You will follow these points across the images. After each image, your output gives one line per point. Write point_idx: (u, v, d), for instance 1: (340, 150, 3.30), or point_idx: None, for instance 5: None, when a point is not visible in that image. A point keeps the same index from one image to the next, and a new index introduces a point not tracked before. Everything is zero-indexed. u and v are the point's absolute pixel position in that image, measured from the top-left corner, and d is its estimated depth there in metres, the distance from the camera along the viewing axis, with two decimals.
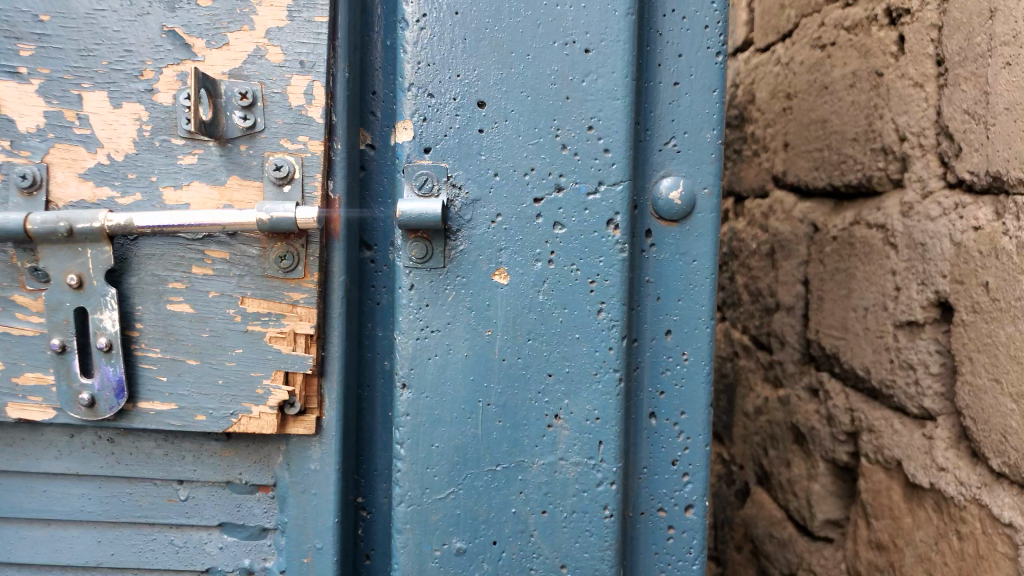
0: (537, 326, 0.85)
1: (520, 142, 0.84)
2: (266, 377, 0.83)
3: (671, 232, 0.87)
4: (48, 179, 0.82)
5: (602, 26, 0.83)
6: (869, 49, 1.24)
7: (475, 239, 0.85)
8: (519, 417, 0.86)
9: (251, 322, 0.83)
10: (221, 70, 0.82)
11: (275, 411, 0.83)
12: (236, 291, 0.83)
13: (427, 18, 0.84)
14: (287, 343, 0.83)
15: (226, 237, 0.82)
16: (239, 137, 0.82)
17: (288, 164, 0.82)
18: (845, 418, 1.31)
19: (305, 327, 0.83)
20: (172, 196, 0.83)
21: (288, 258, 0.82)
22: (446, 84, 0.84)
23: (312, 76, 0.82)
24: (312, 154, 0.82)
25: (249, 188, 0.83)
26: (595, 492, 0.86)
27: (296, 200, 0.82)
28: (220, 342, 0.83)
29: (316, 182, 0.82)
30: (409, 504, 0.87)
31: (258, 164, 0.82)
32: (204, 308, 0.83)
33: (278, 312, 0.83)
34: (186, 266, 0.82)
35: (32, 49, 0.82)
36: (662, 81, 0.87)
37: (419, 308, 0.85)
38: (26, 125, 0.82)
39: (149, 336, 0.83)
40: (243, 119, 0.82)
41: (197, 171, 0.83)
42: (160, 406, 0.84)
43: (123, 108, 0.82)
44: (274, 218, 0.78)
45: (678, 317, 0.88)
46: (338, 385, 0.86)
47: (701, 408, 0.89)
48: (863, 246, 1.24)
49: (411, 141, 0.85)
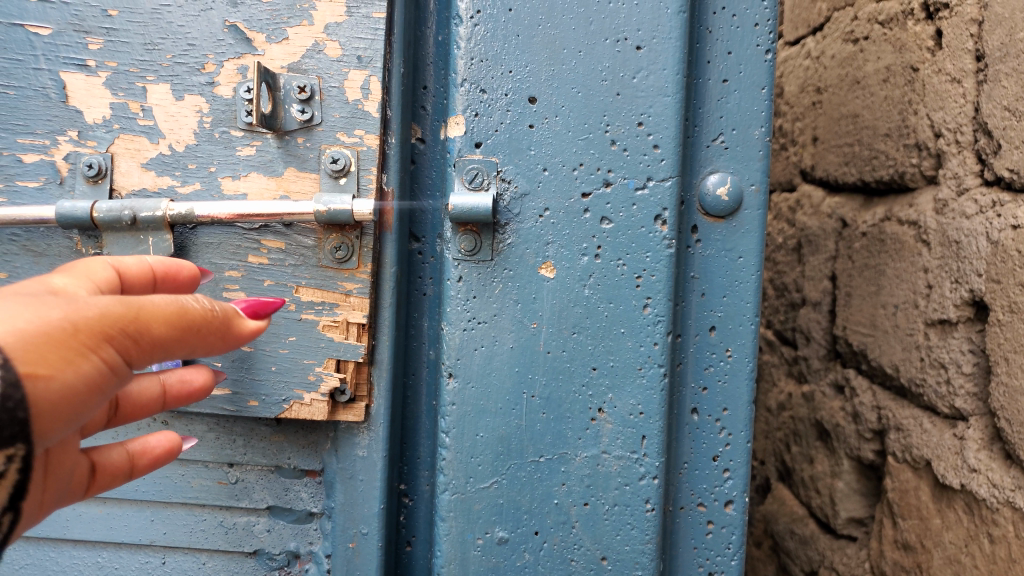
0: (583, 320, 0.86)
1: (569, 138, 0.85)
2: (319, 365, 0.85)
3: (717, 228, 0.88)
4: (113, 169, 0.84)
5: (655, 23, 0.84)
6: (905, 43, 1.23)
7: (523, 233, 0.86)
8: (563, 410, 0.87)
9: (305, 311, 0.85)
10: (281, 63, 0.83)
11: (326, 398, 0.85)
12: (291, 280, 0.84)
13: (480, 14, 0.85)
14: (340, 332, 0.85)
15: (283, 227, 0.84)
16: (297, 129, 0.84)
17: (344, 157, 0.83)
18: (872, 416, 1.30)
19: (357, 317, 0.84)
20: (230, 186, 0.84)
21: (344, 248, 0.84)
22: (499, 80, 0.85)
23: (369, 71, 0.83)
24: (368, 147, 0.84)
25: (306, 179, 0.84)
26: (637, 486, 0.87)
27: (352, 193, 0.83)
28: (274, 330, 0.85)
29: (371, 176, 0.84)
30: (453, 492, 0.88)
31: (315, 157, 0.84)
32: (260, 296, 0.84)
33: (332, 301, 0.85)
34: (242, 255, 0.84)
35: (100, 43, 0.84)
36: (711, 78, 0.87)
37: (467, 300, 0.87)
38: (93, 117, 0.84)
39: None
40: (301, 112, 0.83)
41: (255, 162, 0.84)
42: (215, 392, 0.86)
43: (185, 101, 0.84)
44: (332, 210, 0.79)
45: (723, 314, 0.88)
46: (388, 375, 0.87)
47: (743, 404, 0.89)
48: (894, 243, 1.23)
49: (463, 136, 0.86)
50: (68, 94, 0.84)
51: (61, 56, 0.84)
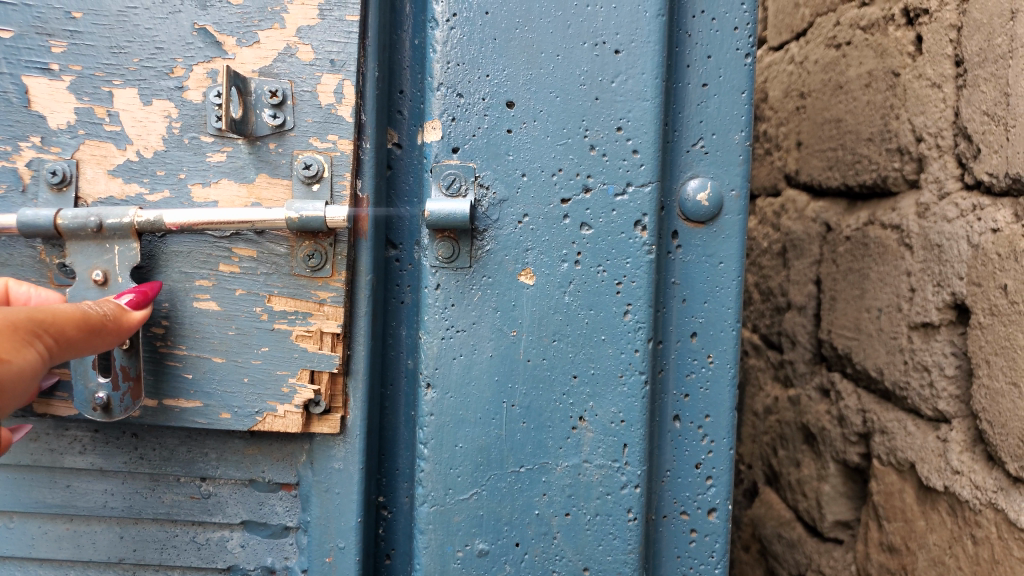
0: (563, 327, 0.85)
1: (548, 143, 0.84)
2: (292, 376, 0.83)
3: (698, 234, 0.87)
4: (78, 175, 0.82)
5: (633, 27, 0.83)
6: (885, 48, 1.23)
7: (502, 239, 0.84)
8: (543, 419, 0.86)
9: (278, 321, 0.83)
10: (252, 68, 0.82)
11: (301, 410, 0.84)
12: (264, 289, 0.83)
13: (456, 18, 0.84)
14: (313, 342, 0.83)
15: (254, 235, 0.82)
16: (269, 135, 0.82)
17: (316, 164, 0.82)
18: (857, 419, 1.30)
19: (331, 326, 0.83)
20: (201, 193, 0.82)
21: (317, 256, 0.82)
22: (476, 84, 0.84)
23: (343, 75, 0.82)
24: (341, 153, 0.82)
25: (278, 186, 0.82)
26: (619, 495, 0.86)
27: (325, 200, 0.82)
28: (246, 341, 0.83)
29: (345, 182, 0.82)
30: (432, 505, 0.87)
31: (287, 163, 0.82)
32: (231, 305, 0.83)
33: (306, 310, 0.83)
34: (213, 264, 0.82)
35: (64, 46, 0.82)
36: (691, 82, 0.86)
37: (446, 308, 0.85)
38: (57, 122, 0.82)
39: (175, 334, 0.83)
40: (273, 117, 0.81)
41: (225, 169, 0.82)
42: (186, 404, 0.84)
43: (153, 106, 0.82)
44: (303, 217, 0.78)
45: (705, 320, 0.87)
46: (364, 385, 0.86)
47: (726, 411, 0.88)
48: (877, 246, 1.23)
49: (440, 142, 0.85)
50: (30, 98, 0.82)
51: (24, 60, 0.82)
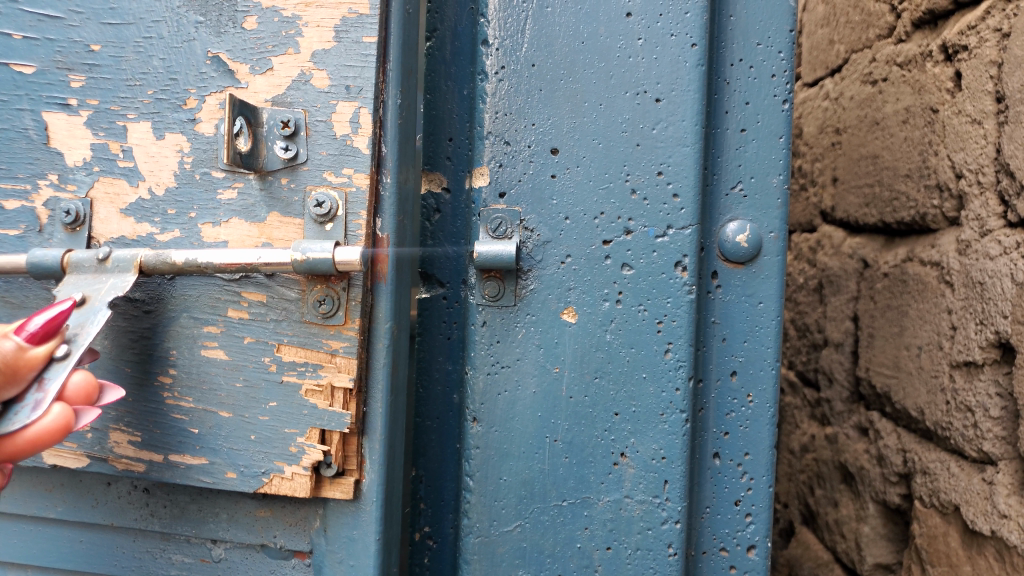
0: (605, 365, 0.87)
1: (591, 187, 0.87)
2: (301, 435, 0.84)
3: (737, 274, 0.89)
4: (92, 215, 0.87)
5: (674, 77, 0.86)
6: (923, 84, 1.25)
7: (545, 279, 0.88)
8: (585, 454, 0.88)
9: (286, 373, 0.84)
10: (265, 97, 0.84)
11: (308, 473, 0.83)
12: (273, 337, 0.84)
13: (505, 70, 0.89)
14: (323, 398, 0.83)
15: (265, 278, 0.84)
16: (280, 169, 0.84)
17: (330, 201, 0.83)
18: (897, 459, 1.30)
19: (342, 379, 0.83)
20: (211, 232, 0.85)
21: (328, 302, 0.83)
22: (522, 132, 0.88)
23: (358, 103, 0.83)
24: (356, 188, 0.83)
25: (290, 226, 0.84)
26: (660, 531, 0.87)
27: (337, 239, 0.83)
28: (254, 395, 0.84)
29: (360, 220, 0.83)
30: (478, 535, 0.90)
31: (300, 199, 0.84)
32: (239, 355, 0.85)
33: (317, 362, 0.84)
34: (222, 309, 0.85)
35: (83, 80, 0.87)
36: (729, 128, 0.89)
37: (491, 345, 0.89)
38: (74, 159, 0.87)
39: (182, 385, 0.85)
40: (286, 149, 0.83)
41: (236, 207, 0.85)
42: (191, 460, 0.85)
43: (166, 140, 0.86)
44: (309, 259, 0.79)
45: (744, 359, 0.89)
46: (380, 449, 0.85)
47: (765, 449, 0.89)
48: (916, 283, 1.24)
49: (488, 187, 0.89)
50: (49, 135, 0.87)
51: (44, 96, 0.87)
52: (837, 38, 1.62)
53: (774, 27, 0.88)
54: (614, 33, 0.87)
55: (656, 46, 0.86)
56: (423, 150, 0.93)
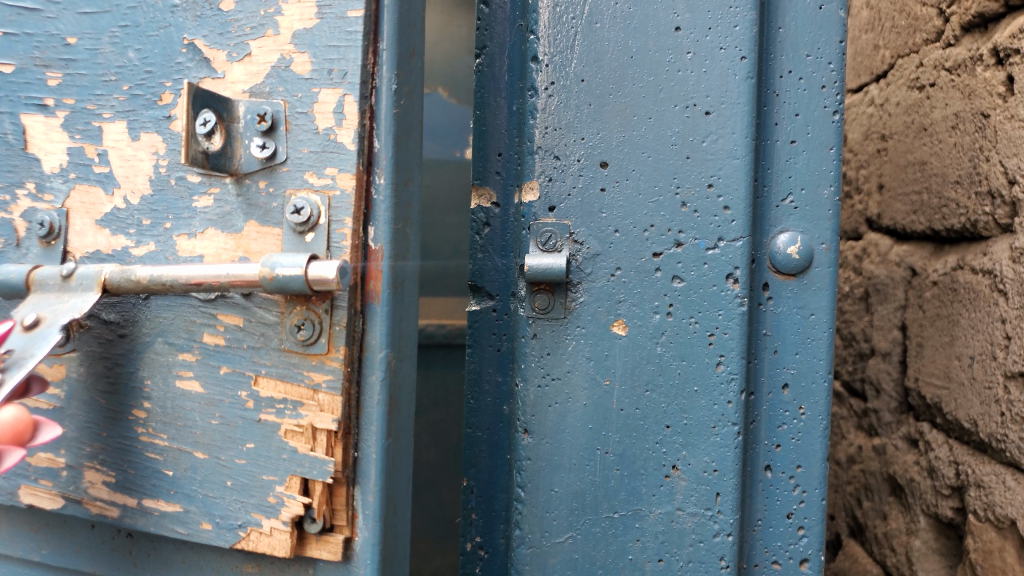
0: (656, 377, 0.88)
1: (640, 201, 0.88)
2: (280, 484, 0.76)
3: (789, 286, 0.89)
4: (67, 226, 0.84)
5: (723, 89, 0.86)
6: (974, 89, 1.22)
7: (595, 291, 0.89)
8: (636, 467, 0.88)
9: (264, 410, 0.77)
10: (243, 87, 0.78)
11: (287, 529, 0.76)
12: (251, 367, 0.77)
13: (554, 86, 0.90)
14: (305, 440, 0.75)
15: (242, 299, 0.77)
16: (258, 171, 0.78)
17: (309, 207, 0.75)
18: (950, 471, 1.27)
19: (323, 420, 0.75)
20: (187, 246, 0.80)
21: (308, 327, 0.75)
22: (572, 147, 0.90)
23: (343, 91, 0.75)
24: (340, 190, 0.75)
25: (268, 237, 0.77)
26: (712, 543, 0.87)
27: (319, 251, 0.75)
28: (230, 434, 0.78)
29: (344, 230, 0.75)
30: (530, 546, 0.91)
31: (279, 206, 0.77)
32: (214, 385, 0.79)
33: (297, 398, 0.76)
34: (197, 333, 0.79)
35: (59, 77, 0.85)
36: (780, 139, 0.89)
37: (542, 357, 0.90)
38: (51, 164, 0.85)
39: (156, 421, 0.81)
40: (261, 148, 0.77)
41: (212, 217, 0.79)
42: (165, 507, 0.80)
43: (141, 140, 0.82)
44: (279, 276, 0.70)
45: (796, 371, 0.89)
46: (373, 501, 0.76)
47: (818, 462, 0.89)
48: (968, 292, 1.22)
49: (538, 201, 0.91)
50: (27, 139, 0.86)
51: (22, 96, 0.86)
52: (883, 43, 1.60)
53: (824, 39, 0.88)
54: (663, 47, 0.88)
55: (705, 60, 0.87)
56: (474, 165, 0.95)
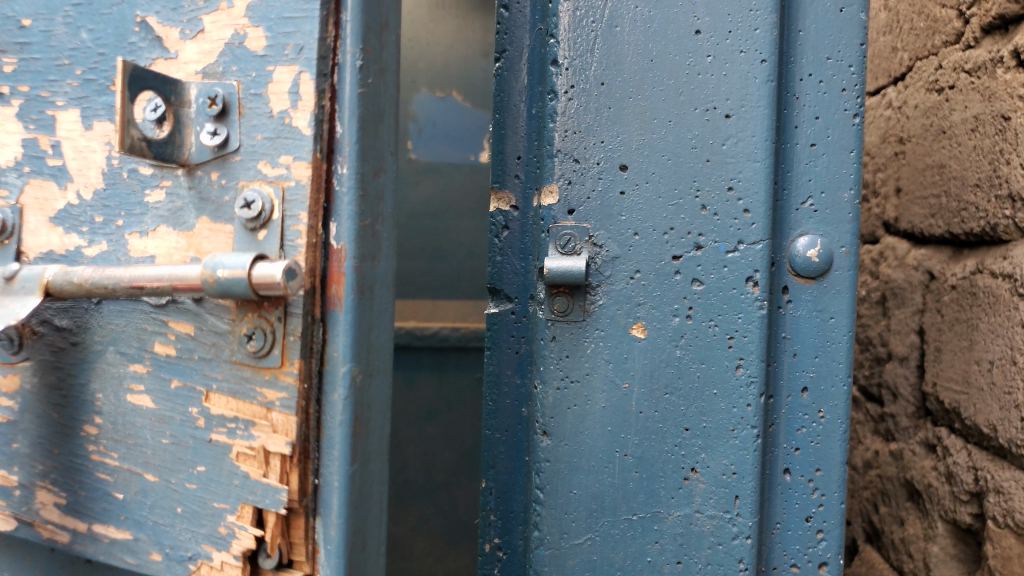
0: (675, 380, 0.88)
1: (660, 204, 0.88)
2: (231, 513, 0.67)
3: (808, 289, 0.88)
4: (21, 226, 0.75)
5: (743, 93, 0.86)
6: (994, 92, 1.22)
7: (614, 294, 0.89)
8: (655, 469, 0.88)
9: (215, 429, 0.68)
10: (196, 67, 0.69)
11: (239, 562, 0.67)
12: (203, 382, 0.68)
13: (574, 89, 0.90)
14: (257, 465, 0.66)
15: (193, 304, 0.68)
16: (210, 161, 0.67)
17: (260, 201, 0.65)
18: (968, 477, 1.26)
19: (275, 443, 0.65)
20: (139, 245, 0.70)
21: (258, 337, 0.65)
22: (592, 150, 0.90)
23: (299, 67, 0.65)
24: (295, 181, 0.65)
25: (219, 235, 0.67)
26: (731, 546, 0.87)
27: (270, 250, 0.65)
28: (181, 456, 0.69)
29: (300, 226, 0.64)
30: (548, 547, 0.91)
31: (231, 199, 0.67)
32: (166, 402, 0.70)
33: (249, 417, 0.67)
34: (149, 343, 0.70)
35: (15, 63, 0.76)
36: (800, 142, 0.89)
37: (561, 359, 0.90)
38: (5, 158, 0.75)
39: (107, 438, 0.73)
40: (212, 135, 0.67)
41: (163, 213, 0.69)
42: (115, 533, 0.73)
43: (94, 130, 0.73)
44: (220, 280, 0.60)
45: (815, 375, 0.89)
46: (334, 538, 0.66)
47: (837, 465, 0.89)
48: (987, 296, 1.21)
49: (557, 204, 0.91)
50: None
51: None
52: (901, 45, 1.59)
53: (844, 41, 0.88)
54: (682, 50, 0.88)
55: (725, 63, 0.87)
56: (493, 168, 0.95)
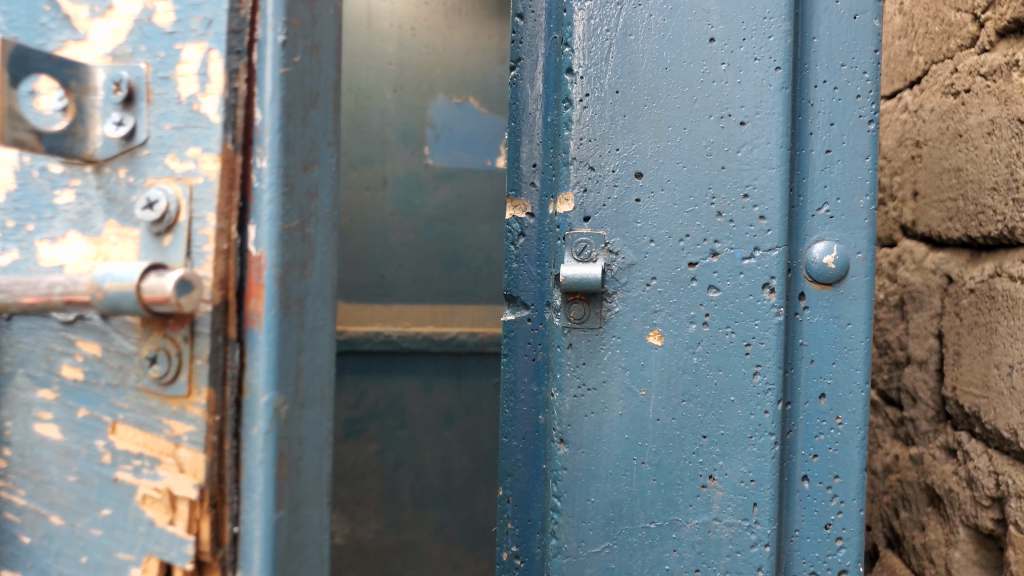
0: (692, 387, 0.88)
1: (675, 210, 0.88)
2: (137, 565, 0.57)
3: (825, 295, 0.88)
4: None
5: (758, 100, 0.87)
6: (1010, 94, 1.21)
7: (630, 301, 0.89)
8: (673, 477, 0.88)
9: (121, 467, 0.58)
10: (104, 49, 0.59)
11: None
12: (109, 412, 0.59)
13: (589, 98, 0.91)
14: (164, 509, 0.57)
15: (100, 320, 0.59)
16: (118, 155, 0.58)
17: (165, 202, 0.56)
18: (989, 482, 1.25)
19: (184, 483, 0.56)
20: (47, 254, 0.60)
21: (162, 361, 0.56)
22: (607, 157, 0.90)
23: (208, 43, 0.56)
24: (204, 178, 0.56)
25: (126, 239, 0.57)
26: (749, 554, 0.87)
27: (177, 259, 0.56)
28: (86, 496, 0.60)
29: (208, 229, 0.56)
30: (566, 556, 0.91)
31: (137, 198, 0.57)
32: (74, 434, 0.61)
33: (155, 453, 0.57)
34: (56, 365, 0.61)
35: None
36: (815, 149, 0.89)
37: (577, 366, 0.90)
38: None
39: (16, 474, 0.63)
40: (118, 125, 0.57)
41: (73, 215, 0.60)
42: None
43: None
44: (109, 292, 0.51)
45: (833, 381, 0.88)
46: None
47: (856, 472, 0.88)
48: (1006, 299, 1.21)
49: (573, 212, 0.91)
50: None
51: None
52: (915, 49, 1.58)
53: (858, 48, 0.88)
54: (697, 58, 0.88)
55: (739, 70, 0.87)
56: (508, 176, 0.96)
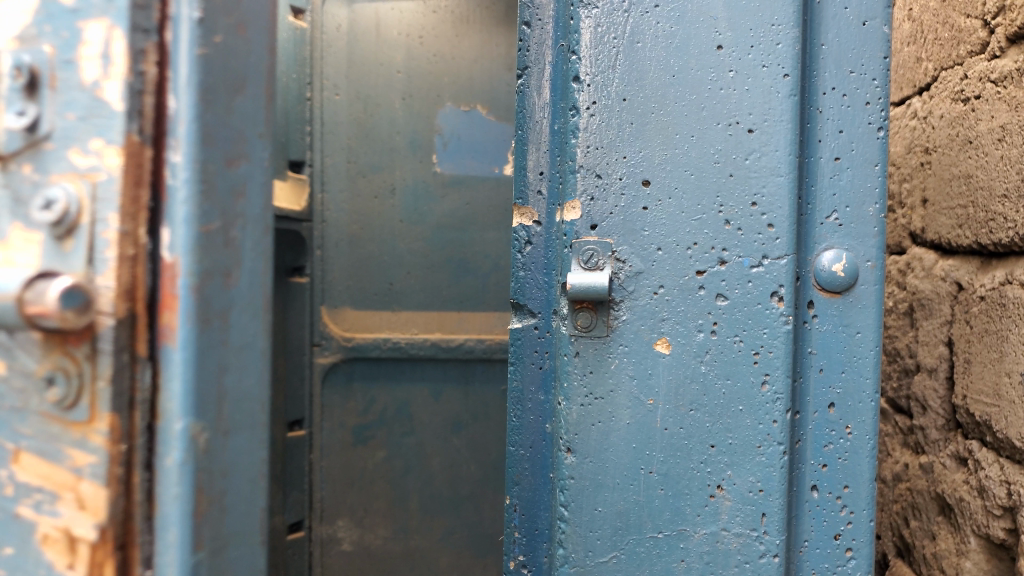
0: (700, 397, 0.87)
1: (683, 218, 0.88)
2: None
3: (834, 304, 0.87)
4: None
5: (766, 107, 0.86)
6: (1020, 101, 1.20)
7: (638, 309, 0.89)
8: (680, 486, 0.88)
9: (22, 503, 0.50)
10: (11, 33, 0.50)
11: None
12: (10, 438, 0.50)
13: (596, 105, 0.90)
14: (64, 553, 0.49)
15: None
16: (22, 151, 0.48)
17: (63, 203, 0.47)
18: (1001, 491, 1.24)
19: (83, 525, 0.48)
20: None
21: (60, 382, 0.47)
22: (614, 165, 0.90)
23: (110, 17, 0.47)
24: (108, 174, 0.47)
25: (21, 247, 0.48)
26: (758, 564, 0.86)
27: (73, 269, 0.46)
28: None
29: (110, 231, 0.46)
30: (573, 565, 0.91)
31: (31, 199, 0.48)
32: None
33: (54, 487, 0.49)
34: None
35: None
36: (823, 156, 0.88)
37: (584, 375, 0.90)
38: None
39: None
40: (21, 116, 0.48)
41: None
42: None
43: None
44: None
45: (842, 391, 0.88)
46: None
47: (865, 482, 0.88)
48: (1017, 307, 1.19)
49: (580, 219, 0.91)
50: None
51: None
52: (925, 55, 1.57)
53: (867, 55, 0.87)
54: (704, 66, 0.88)
55: (747, 78, 0.87)
56: (515, 184, 0.96)
